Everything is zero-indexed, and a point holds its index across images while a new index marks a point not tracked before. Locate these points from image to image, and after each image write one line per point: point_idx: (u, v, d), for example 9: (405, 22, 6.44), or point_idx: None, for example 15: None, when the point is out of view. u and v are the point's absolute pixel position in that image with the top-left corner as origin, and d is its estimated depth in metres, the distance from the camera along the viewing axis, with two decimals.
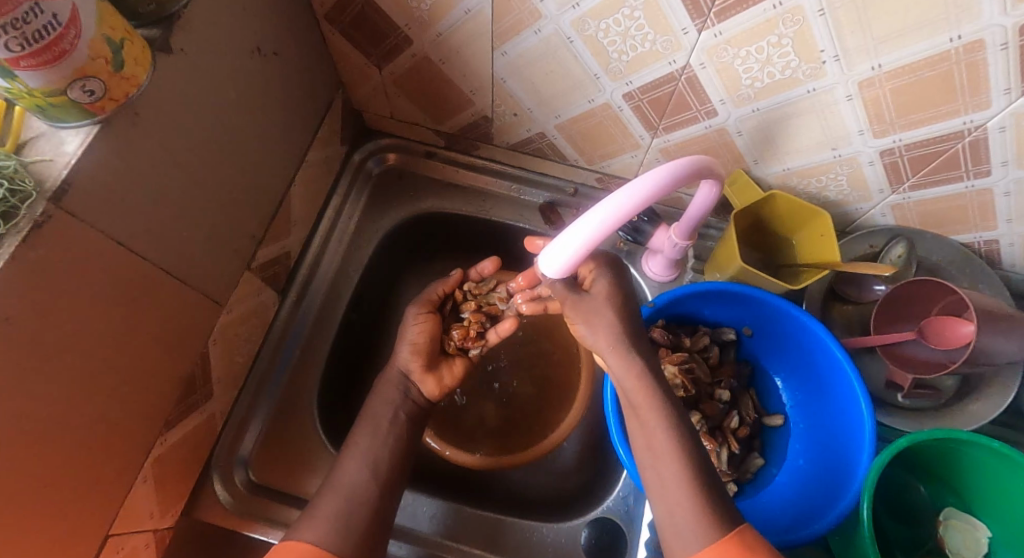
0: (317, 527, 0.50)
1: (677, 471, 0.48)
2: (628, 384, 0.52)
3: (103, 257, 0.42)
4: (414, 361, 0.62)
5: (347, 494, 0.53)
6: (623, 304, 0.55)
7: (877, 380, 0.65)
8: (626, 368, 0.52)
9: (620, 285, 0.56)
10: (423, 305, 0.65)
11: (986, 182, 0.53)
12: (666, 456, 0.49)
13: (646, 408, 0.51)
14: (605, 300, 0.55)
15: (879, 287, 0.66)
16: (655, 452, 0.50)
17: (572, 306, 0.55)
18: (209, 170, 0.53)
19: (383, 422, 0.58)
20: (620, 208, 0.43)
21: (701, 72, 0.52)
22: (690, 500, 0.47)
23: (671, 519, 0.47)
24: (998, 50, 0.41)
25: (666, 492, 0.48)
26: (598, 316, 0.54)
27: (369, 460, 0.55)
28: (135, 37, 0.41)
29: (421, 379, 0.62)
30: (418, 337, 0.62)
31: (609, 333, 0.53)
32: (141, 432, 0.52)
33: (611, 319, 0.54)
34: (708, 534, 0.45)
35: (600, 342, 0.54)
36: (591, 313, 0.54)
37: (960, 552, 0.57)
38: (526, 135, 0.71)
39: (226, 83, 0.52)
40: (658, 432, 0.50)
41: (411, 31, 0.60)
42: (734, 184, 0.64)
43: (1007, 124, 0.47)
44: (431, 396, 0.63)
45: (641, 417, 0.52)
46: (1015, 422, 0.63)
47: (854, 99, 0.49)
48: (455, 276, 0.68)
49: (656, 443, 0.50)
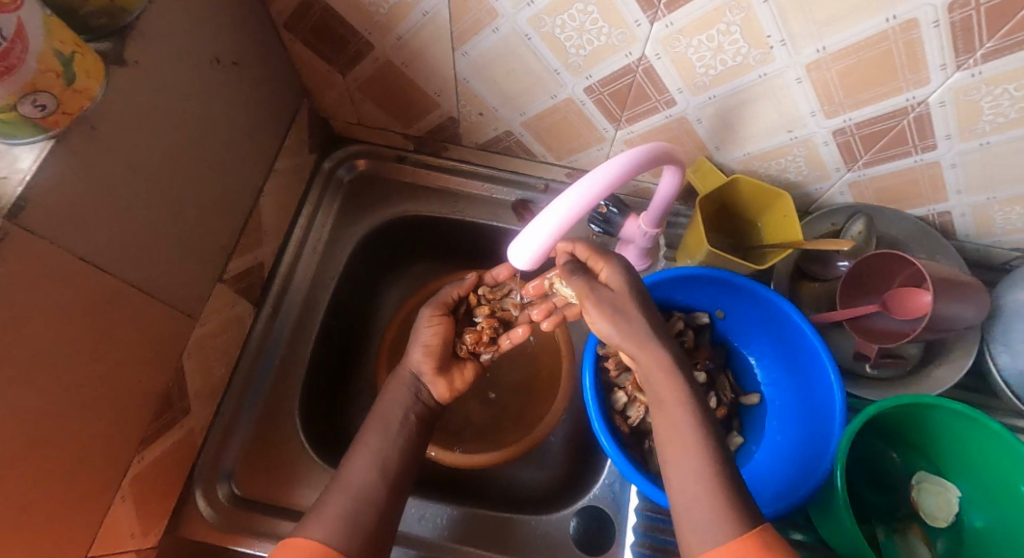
0: (324, 527, 0.48)
1: (698, 466, 0.46)
2: (653, 376, 0.50)
3: (66, 272, 0.42)
4: (425, 364, 0.61)
5: (355, 496, 0.51)
6: (641, 296, 0.53)
7: (846, 352, 0.66)
8: (653, 363, 0.50)
9: (631, 276, 0.54)
10: (436, 308, 0.64)
11: (933, 156, 0.56)
12: (685, 443, 0.47)
13: (670, 400, 0.49)
14: (624, 294, 0.53)
15: (842, 263, 0.67)
16: (680, 440, 0.48)
17: (593, 299, 0.52)
18: (173, 182, 0.52)
19: (394, 424, 0.57)
20: (583, 196, 0.44)
21: (657, 63, 0.53)
22: (708, 492, 0.45)
23: (687, 511, 0.45)
24: (931, 27, 0.43)
25: (685, 478, 0.46)
26: (621, 309, 0.52)
27: (381, 460, 0.54)
28: (86, 50, 0.41)
29: (433, 381, 0.61)
30: (431, 339, 0.62)
31: (635, 330, 0.51)
32: (117, 449, 0.51)
33: (636, 314, 0.52)
34: (726, 525, 0.43)
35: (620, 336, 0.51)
36: (614, 310, 0.52)
37: (934, 516, 0.59)
38: (494, 134, 0.72)
39: (186, 94, 0.52)
40: (685, 425, 0.48)
41: (371, 36, 0.60)
42: (698, 170, 0.66)
43: (947, 99, 0.49)
44: (442, 399, 0.62)
45: (665, 420, 0.49)
46: (977, 386, 0.66)
47: (803, 82, 0.51)
48: (471, 278, 0.67)
49: (677, 433, 0.48)
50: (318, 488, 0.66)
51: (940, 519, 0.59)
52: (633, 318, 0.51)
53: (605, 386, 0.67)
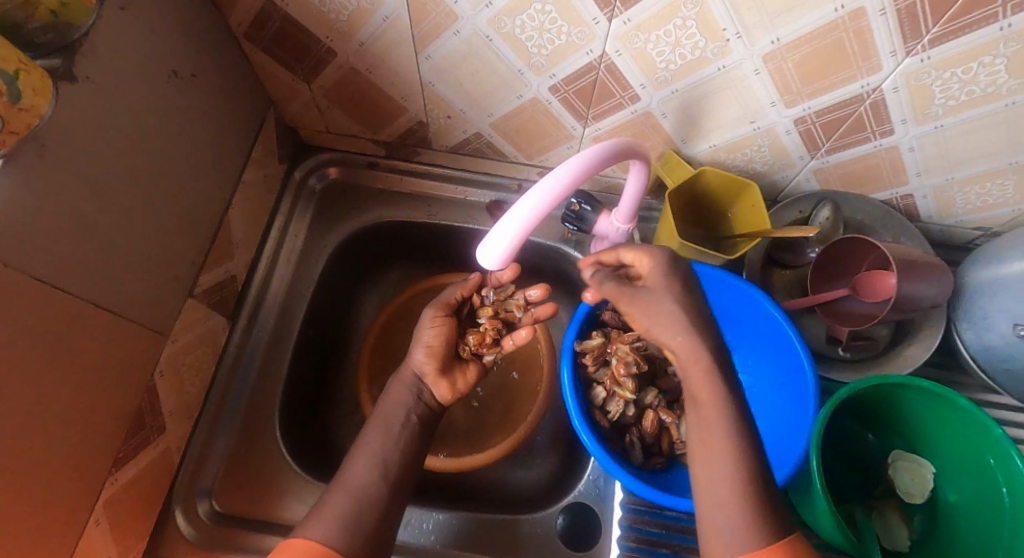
0: (324, 525, 0.49)
1: (730, 472, 0.46)
2: (690, 373, 0.49)
3: (24, 294, 0.41)
4: (429, 365, 0.61)
5: (358, 495, 0.51)
6: (686, 289, 0.51)
7: (819, 337, 0.67)
8: (691, 359, 0.49)
9: (678, 268, 0.52)
10: (439, 308, 0.63)
11: (892, 140, 0.57)
12: (718, 449, 0.46)
13: (706, 403, 0.48)
14: (664, 291, 0.51)
15: (812, 250, 0.69)
16: (710, 446, 0.47)
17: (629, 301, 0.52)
18: (135, 198, 0.52)
19: (396, 425, 0.57)
20: (548, 194, 0.44)
21: (618, 59, 0.54)
22: (740, 501, 0.44)
23: (714, 516, 0.45)
24: (878, 15, 0.44)
25: (713, 482, 0.46)
26: (659, 307, 0.50)
27: (381, 458, 0.54)
28: (30, 67, 0.40)
29: (435, 382, 0.61)
30: (433, 340, 0.61)
31: (673, 325, 0.49)
32: (89, 471, 0.50)
33: (673, 309, 0.50)
34: (751, 535, 0.43)
35: (666, 334, 0.50)
36: (651, 310, 0.50)
37: (909, 490, 0.61)
38: (463, 136, 0.72)
39: (144, 109, 0.52)
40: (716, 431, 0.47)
41: (332, 43, 0.60)
42: (666, 164, 0.67)
43: (900, 84, 0.50)
44: (443, 400, 0.62)
45: (703, 425, 0.48)
46: (948, 363, 0.68)
47: (761, 73, 0.52)
48: (474, 278, 0.65)
49: (711, 437, 0.47)
50: (301, 500, 0.65)
51: (914, 494, 0.60)
52: (670, 315, 0.50)
53: (583, 382, 0.67)
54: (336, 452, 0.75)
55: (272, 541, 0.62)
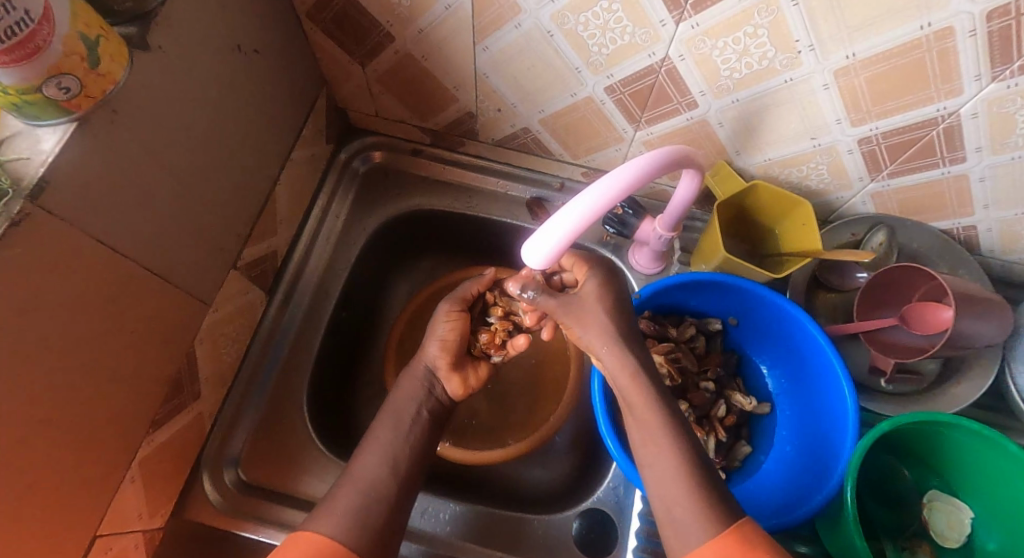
0: (335, 520, 0.48)
1: (674, 468, 0.47)
2: (622, 382, 0.52)
3: (84, 253, 0.42)
4: (441, 359, 0.62)
5: (368, 490, 0.51)
6: (614, 302, 0.55)
7: (861, 365, 0.65)
8: (619, 366, 0.51)
9: (613, 284, 0.56)
10: (455, 303, 0.64)
11: (962, 168, 0.54)
12: (660, 448, 0.48)
13: (642, 407, 0.50)
14: (594, 300, 0.55)
15: (861, 275, 0.66)
16: (653, 449, 0.49)
17: (565, 309, 0.55)
18: (192, 169, 0.53)
19: (408, 419, 0.57)
20: (600, 198, 0.44)
21: (680, 64, 0.52)
22: (687, 497, 0.46)
23: (669, 518, 0.46)
24: (967, 36, 0.42)
25: (666, 483, 0.47)
26: (587, 316, 0.54)
27: (391, 454, 0.54)
28: (110, 34, 0.41)
29: (447, 377, 0.62)
30: (448, 334, 0.62)
31: (601, 333, 0.53)
32: (126, 430, 0.51)
33: (604, 318, 0.53)
34: (705, 529, 0.44)
35: (594, 342, 0.53)
36: (582, 316, 0.54)
37: (944, 534, 0.59)
38: (510, 131, 0.72)
39: (207, 81, 0.52)
40: (657, 432, 0.49)
41: (392, 28, 0.60)
42: (717, 175, 0.65)
43: (979, 111, 0.48)
44: (455, 395, 0.62)
45: (644, 435, 0.50)
46: (994, 404, 0.65)
47: (830, 88, 0.50)
48: (489, 275, 0.67)
49: (652, 439, 0.49)
50: (323, 478, 0.66)
51: (950, 538, 0.58)
52: (600, 326, 0.53)
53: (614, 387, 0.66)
54: (359, 434, 0.76)
55: (292, 515, 0.63)
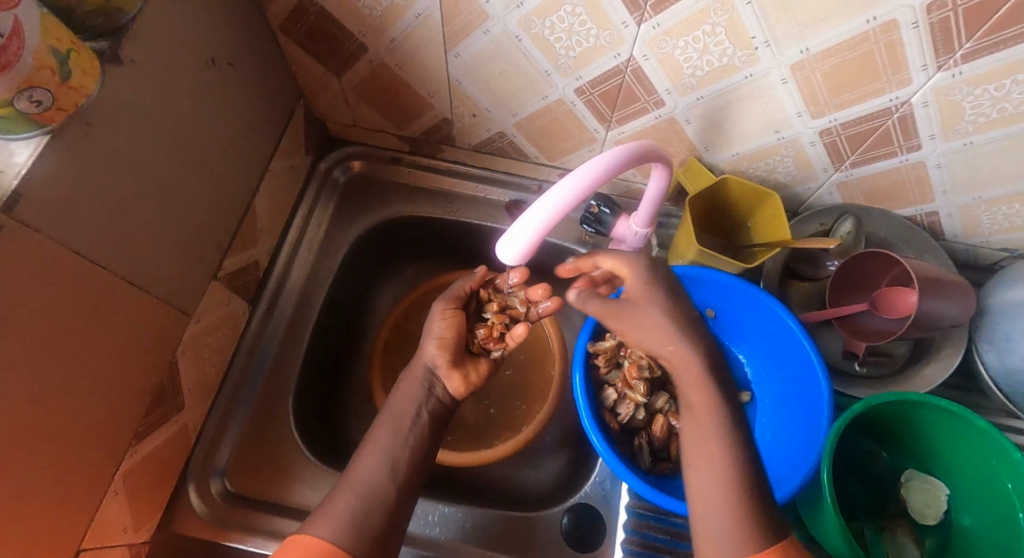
0: (323, 525, 0.49)
1: (722, 473, 0.47)
2: (685, 380, 0.53)
3: (61, 267, 0.43)
4: (440, 357, 0.61)
5: (356, 492, 0.51)
6: (665, 295, 0.53)
7: (834, 351, 0.67)
8: (658, 368, 0.53)
9: (660, 277, 0.54)
10: (449, 301, 0.64)
11: (919, 156, 0.56)
12: (708, 455, 0.48)
13: (702, 408, 0.51)
14: (645, 301, 0.53)
15: (832, 263, 0.68)
16: (702, 450, 0.49)
17: (617, 316, 0.53)
18: (169, 181, 0.53)
19: (405, 421, 0.57)
20: (571, 190, 0.45)
21: (645, 64, 0.54)
22: None
23: None
24: (910, 29, 0.44)
25: None
26: (643, 318, 0.53)
27: (389, 458, 0.54)
28: (81, 48, 0.41)
29: (447, 375, 0.61)
30: (445, 332, 0.61)
31: (659, 333, 0.53)
32: (110, 442, 0.52)
33: (659, 318, 0.53)
34: None
35: (659, 343, 0.53)
36: (639, 321, 0.53)
37: (921, 512, 0.60)
38: (486, 135, 0.73)
39: (181, 94, 0.53)
40: (712, 440, 0.49)
41: (364, 38, 0.61)
42: (688, 170, 0.67)
43: (929, 99, 0.50)
44: (456, 393, 0.61)
45: (697, 439, 0.50)
46: (964, 384, 0.67)
47: (789, 82, 0.52)
48: (480, 272, 0.67)
49: (705, 440, 0.49)
50: (311, 485, 0.66)
51: (928, 515, 0.60)
52: (658, 325, 0.53)
53: (594, 383, 0.67)
54: (346, 440, 0.76)
55: (282, 523, 0.64)
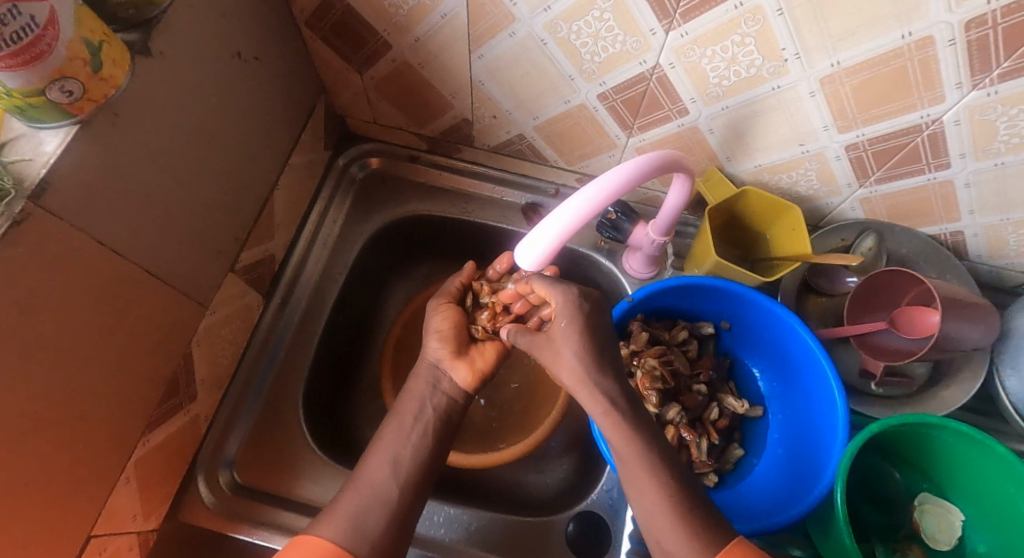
0: (331, 523, 0.49)
1: (654, 502, 0.47)
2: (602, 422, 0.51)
3: (84, 255, 0.43)
4: (443, 349, 0.62)
5: (364, 492, 0.51)
6: (590, 333, 0.52)
7: (852, 369, 0.66)
8: (596, 405, 0.50)
9: (580, 315, 0.52)
10: (443, 297, 0.66)
11: (947, 174, 0.55)
12: (643, 482, 0.48)
13: (622, 445, 0.49)
14: (560, 339, 0.52)
15: (851, 279, 0.67)
16: (636, 483, 0.49)
17: (541, 350, 0.54)
18: (191, 173, 0.53)
19: (412, 420, 0.57)
20: (592, 198, 0.45)
21: (671, 72, 0.54)
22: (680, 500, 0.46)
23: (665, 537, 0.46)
24: (946, 46, 0.43)
25: (657, 486, 0.48)
26: (556, 356, 0.52)
27: (394, 457, 0.53)
28: (112, 40, 0.42)
29: (452, 365, 0.61)
30: (441, 324, 0.63)
31: (571, 374, 0.51)
32: (124, 430, 0.52)
33: (569, 358, 0.51)
34: None
35: (567, 381, 0.52)
36: (550, 357, 0.53)
37: (934, 536, 0.59)
38: (506, 137, 0.73)
39: (207, 86, 0.53)
40: (642, 469, 0.48)
41: (389, 36, 0.61)
42: (708, 180, 0.66)
43: (961, 118, 0.49)
44: (466, 384, 0.61)
45: (627, 466, 0.49)
46: (982, 408, 0.66)
47: (817, 95, 0.51)
48: (468, 268, 0.67)
49: (635, 473, 0.49)
50: (318, 481, 0.66)
51: (940, 540, 0.59)
52: (568, 365, 0.51)
53: None
54: (354, 437, 0.76)
55: (288, 518, 0.64)
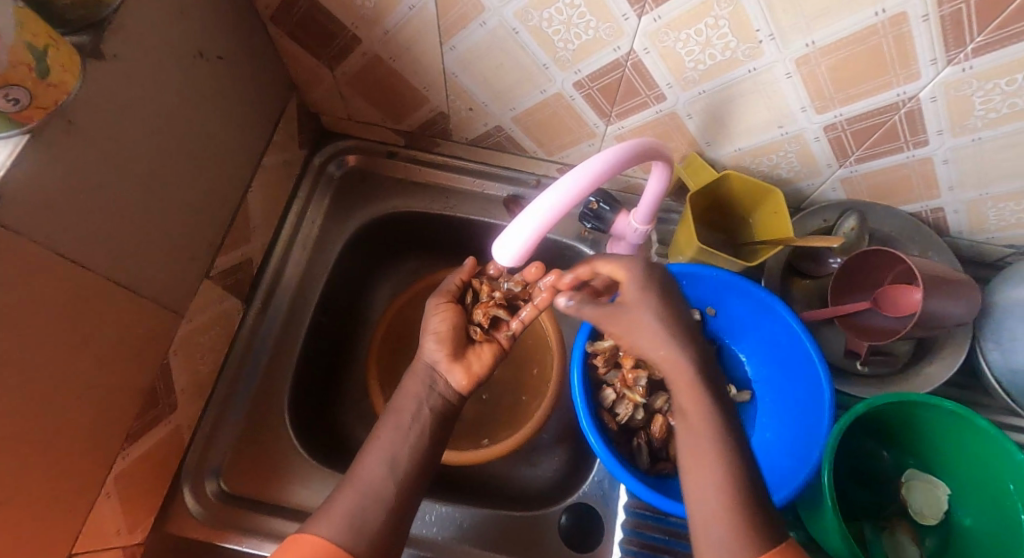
0: (320, 530, 0.48)
1: (722, 476, 0.45)
2: (678, 389, 0.50)
3: (45, 269, 0.42)
4: (440, 352, 0.60)
5: (352, 496, 0.50)
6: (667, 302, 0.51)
7: (836, 348, 0.66)
8: (675, 371, 0.50)
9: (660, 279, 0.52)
10: (442, 296, 0.63)
11: (925, 151, 0.55)
12: (706, 464, 0.46)
13: (694, 415, 0.48)
14: (642, 307, 0.51)
15: (833, 261, 0.67)
16: (698, 457, 0.47)
17: (613, 318, 0.51)
18: (157, 178, 0.52)
19: (398, 421, 0.56)
20: (569, 189, 0.44)
21: (646, 57, 0.53)
22: (715, 487, 0.45)
23: (706, 525, 0.45)
24: (921, 21, 0.43)
25: (698, 478, 0.46)
26: (635, 320, 0.50)
27: (382, 459, 0.53)
28: (59, 43, 0.40)
29: (449, 368, 0.59)
30: (440, 326, 0.61)
31: (654, 338, 0.50)
32: (101, 445, 0.51)
33: (651, 324, 0.50)
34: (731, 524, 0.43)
35: (649, 349, 0.51)
36: (630, 324, 0.51)
37: (922, 512, 0.59)
38: (483, 129, 0.71)
39: (168, 89, 0.52)
40: (706, 440, 0.47)
41: (358, 30, 0.59)
42: (689, 166, 0.65)
43: (938, 94, 0.49)
44: (461, 387, 0.60)
45: (691, 441, 0.48)
46: (967, 383, 0.66)
47: (793, 76, 0.50)
48: (469, 262, 0.65)
49: (699, 446, 0.47)
50: (308, 485, 0.66)
51: (927, 516, 0.59)
52: (651, 329, 0.50)
53: (593, 383, 0.66)
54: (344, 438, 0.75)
55: (279, 524, 0.63)
